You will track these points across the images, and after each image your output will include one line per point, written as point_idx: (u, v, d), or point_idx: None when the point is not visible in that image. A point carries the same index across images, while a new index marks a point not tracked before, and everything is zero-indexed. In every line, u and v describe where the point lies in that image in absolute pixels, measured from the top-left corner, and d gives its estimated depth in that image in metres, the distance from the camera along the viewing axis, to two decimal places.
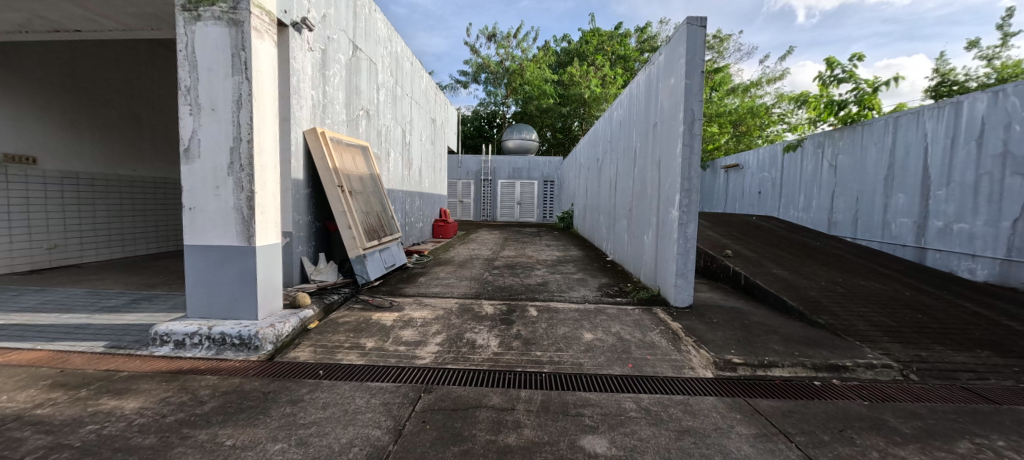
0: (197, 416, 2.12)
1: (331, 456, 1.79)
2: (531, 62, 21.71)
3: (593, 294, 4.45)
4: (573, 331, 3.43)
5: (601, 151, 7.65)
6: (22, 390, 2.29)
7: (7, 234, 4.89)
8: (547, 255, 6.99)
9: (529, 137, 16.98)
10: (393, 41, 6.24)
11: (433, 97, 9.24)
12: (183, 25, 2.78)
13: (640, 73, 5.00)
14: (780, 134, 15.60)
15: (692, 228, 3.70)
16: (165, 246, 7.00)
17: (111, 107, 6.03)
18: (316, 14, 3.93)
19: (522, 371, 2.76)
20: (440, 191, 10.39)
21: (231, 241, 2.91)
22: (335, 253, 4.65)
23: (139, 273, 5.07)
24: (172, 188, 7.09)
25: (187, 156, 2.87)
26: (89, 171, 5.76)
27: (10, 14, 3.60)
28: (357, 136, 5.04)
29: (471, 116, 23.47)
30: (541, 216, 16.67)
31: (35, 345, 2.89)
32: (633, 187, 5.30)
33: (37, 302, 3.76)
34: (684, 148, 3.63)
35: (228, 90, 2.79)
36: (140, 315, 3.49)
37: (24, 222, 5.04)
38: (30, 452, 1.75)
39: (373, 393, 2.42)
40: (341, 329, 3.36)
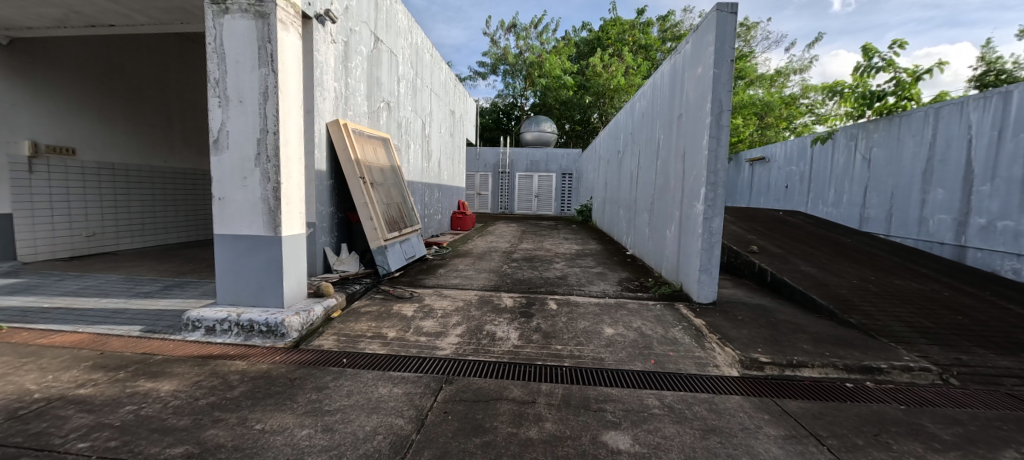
0: (227, 400, 2.21)
1: (355, 444, 1.84)
2: (550, 53, 21.38)
3: (613, 288, 4.38)
4: (594, 325, 3.39)
5: (621, 144, 7.59)
6: (65, 370, 2.44)
7: (49, 221, 5.12)
8: (566, 248, 6.94)
9: (548, 130, 16.96)
10: (413, 33, 6.24)
11: (453, 89, 9.23)
12: (211, 19, 2.82)
13: (665, 64, 4.87)
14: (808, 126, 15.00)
15: (718, 222, 3.59)
16: (195, 235, 7.24)
17: (142, 100, 6.18)
18: (338, 6, 3.92)
19: (542, 364, 2.74)
20: (458, 183, 10.37)
21: (257, 231, 2.97)
22: (356, 244, 4.69)
23: (170, 261, 5.26)
24: (202, 179, 7.29)
25: (215, 147, 2.93)
26: (123, 163, 5.96)
27: (49, 9, 3.72)
28: (378, 128, 5.05)
29: (489, 109, 23.45)
30: (559, 208, 16.51)
31: (77, 327, 3.03)
32: (656, 179, 5.18)
33: (79, 287, 3.94)
34: (711, 140, 3.51)
35: (255, 82, 2.83)
36: (172, 301, 3.63)
37: (65, 211, 5.28)
38: (74, 430, 1.90)
39: (396, 383, 2.46)
40: (363, 318, 3.40)
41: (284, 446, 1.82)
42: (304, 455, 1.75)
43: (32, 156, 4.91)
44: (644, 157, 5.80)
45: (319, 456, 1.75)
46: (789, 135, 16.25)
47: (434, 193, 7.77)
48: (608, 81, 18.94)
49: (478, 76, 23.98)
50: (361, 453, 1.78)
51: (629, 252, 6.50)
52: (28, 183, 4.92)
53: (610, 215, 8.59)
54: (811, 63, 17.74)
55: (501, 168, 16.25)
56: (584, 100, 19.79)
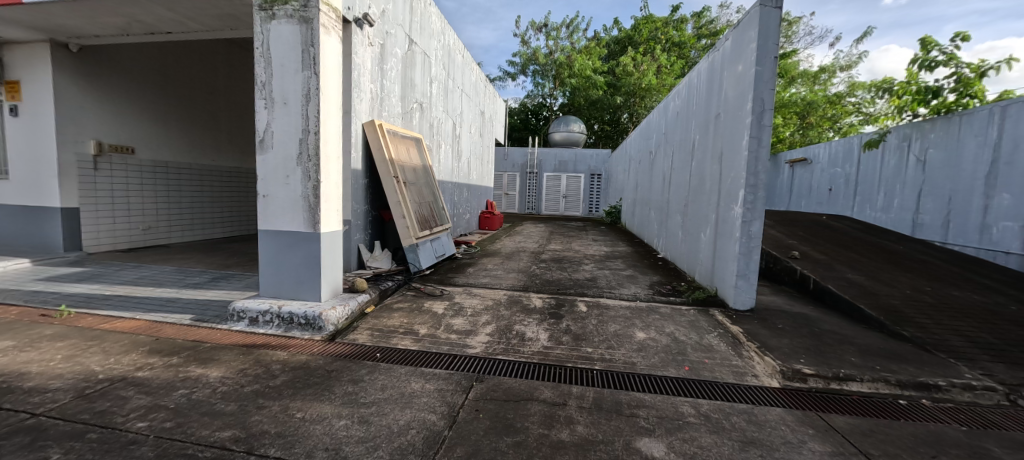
0: (270, 388, 2.31)
1: (390, 437, 1.88)
2: (580, 52, 21.19)
3: (645, 292, 4.29)
4: (624, 329, 3.32)
5: (653, 144, 7.42)
6: (126, 354, 2.63)
7: (111, 215, 5.53)
8: (595, 250, 6.84)
9: (576, 130, 16.89)
10: (445, 35, 6.34)
11: (483, 90, 9.30)
12: (260, 25, 2.96)
13: (703, 62, 4.72)
14: (855, 125, 14.30)
15: (757, 227, 3.45)
16: (238, 230, 7.62)
17: (193, 102, 6.56)
18: (376, 10, 4.02)
19: (573, 366, 2.72)
20: (487, 183, 10.44)
21: (298, 227, 3.09)
22: (389, 241, 4.80)
23: (217, 254, 5.55)
24: (246, 178, 7.67)
25: (261, 146, 3.07)
26: (176, 161, 6.35)
27: (114, 19, 4.00)
28: (411, 128, 5.15)
29: (518, 109, 23.52)
30: (587, 209, 16.32)
31: (135, 314, 3.26)
32: (690, 180, 5.03)
33: (136, 277, 4.22)
34: (752, 140, 3.38)
35: (298, 85, 2.94)
36: (219, 292, 3.83)
37: (125, 206, 5.68)
38: (134, 410, 2.04)
39: (428, 379, 2.50)
40: (395, 314, 3.48)
41: (323, 435, 1.88)
42: (343, 445, 1.80)
43: (97, 155, 5.31)
44: (678, 158, 5.65)
45: (356, 447, 1.80)
46: (833, 135, 15.46)
47: (463, 192, 7.86)
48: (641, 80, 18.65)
49: (507, 76, 24.07)
50: (396, 446, 1.81)
51: (660, 256, 6.34)
52: (94, 180, 5.32)
53: (641, 217, 8.42)
54: (860, 59, 16.75)
55: (529, 168, 16.27)
56: (614, 100, 19.53)
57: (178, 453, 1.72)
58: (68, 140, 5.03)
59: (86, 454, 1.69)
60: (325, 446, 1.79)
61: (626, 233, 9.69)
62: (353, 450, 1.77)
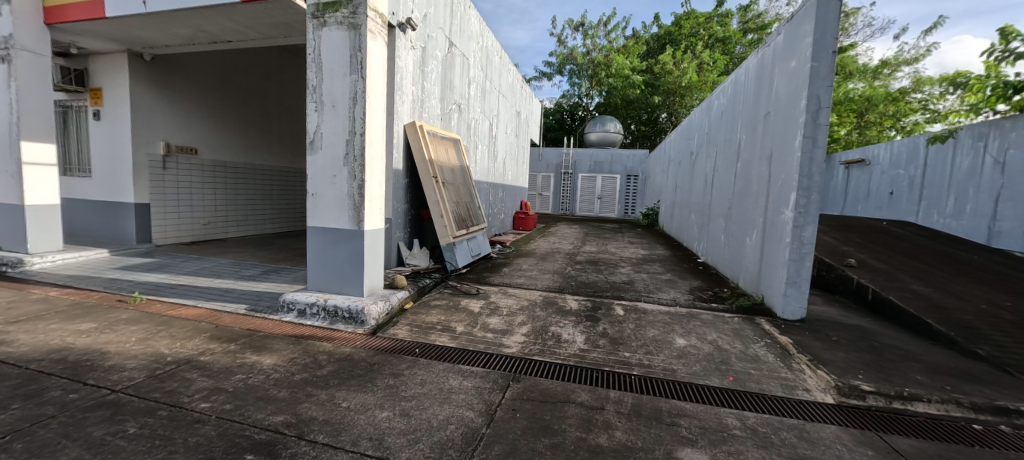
0: (317, 377, 2.43)
1: (430, 431, 1.93)
2: (617, 51, 20.82)
3: (685, 297, 4.15)
4: (664, 335, 3.23)
5: (694, 145, 7.17)
6: (190, 339, 2.85)
7: (176, 210, 6.01)
8: (631, 252, 6.69)
9: (613, 131, 16.63)
10: (484, 37, 6.41)
11: (519, 90, 9.34)
12: (312, 32, 3.13)
13: (752, 58, 4.50)
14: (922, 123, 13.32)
15: (810, 232, 3.25)
16: (285, 226, 8.07)
17: (248, 106, 6.99)
18: (419, 14, 4.13)
19: (610, 370, 2.67)
20: (521, 183, 10.47)
21: (343, 224, 3.23)
22: (427, 239, 4.92)
23: (268, 249, 5.90)
24: (293, 177, 8.10)
25: (311, 147, 3.24)
26: (233, 161, 6.81)
27: (183, 30, 4.33)
28: (449, 129, 5.25)
29: (553, 110, 23.39)
30: (622, 211, 16.00)
31: (197, 302, 3.52)
32: (735, 182, 4.81)
33: (198, 268, 4.56)
34: (805, 140, 3.20)
35: (346, 88, 3.07)
36: (270, 284, 4.07)
37: (188, 202, 6.16)
38: (198, 391, 2.20)
39: (466, 376, 2.54)
40: (433, 311, 3.56)
41: (367, 425, 1.96)
42: (386, 436, 1.86)
43: (166, 155, 5.78)
44: (722, 159, 5.43)
45: (398, 439, 1.85)
46: (895, 134, 14.37)
47: (498, 193, 7.93)
48: (679, 78, 18.34)
49: (543, 76, 24.01)
50: (436, 440, 1.85)
51: (700, 260, 6.11)
52: (163, 178, 5.79)
53: (680, 219, 8.15)
54: (929, 50, 15.39)
55: (563, 169, 16.19)
56: (652, 99, 19.06)
57: (237, 434, 1.84)
58: (141, 141, 5.52)
59: (158, 429, 1.84)
60: (369, 436, 1.85)
61: (663, 236, 9.42)
62: (395, 441, 1.83)
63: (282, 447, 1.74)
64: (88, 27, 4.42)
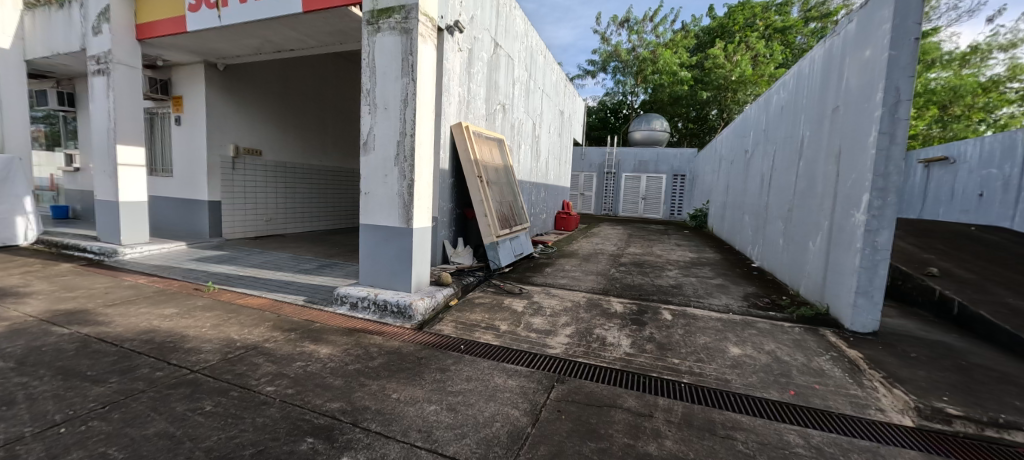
0: (369, 368, 2.55)
1: (476, 427, 1.96)
2: (664, 46, 20.07)
3: (738, 303, 3.94)
4: (715, 342, 3.09)
5: (750, 142, 6.76)
6: (256, 327, 3.09)
7: (243, 207, 6.54)
8: (678, 255, 6.45)
9: (659, 129, 16.12)
10: (528, 37, 6.42)
11: (562, 89, 9.27)
12: (367, 38, 3.29)
13: (819, 48, 4.18)
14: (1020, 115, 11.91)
15: (886, 237, 2.97)
16: (339, 223, 8.52)
17: (306, 110, 7.44)
18: (466, 16, 4.20)
19: (658, 376, 2.59)
20: (563, 183, 10.39)
21: (393, 222, 3.36)
22: (471, 238, 5.02)
23: (323, 244, 6.26)
24: (346, 176, 8.53)
25: (365, 148, 3.39)
26: (292, 162, 7.28)
27: (252, 41, 4.69)
28: (494, 129, 5.30)
29: (596, 108, 22.74)
30: (667, 212, 15.46)
31: (262, 293, 3.81)
32: (797, 181, 4.49)
33: (262, 261, 4.94)
34: (881, 137, 2.93)
35: (398, 91, 3.19)
36: (325, 278, 4.33)
37: (253, 200, 6.68)
38: (263, 376, 2.38)
39: (510, 374, 2.56)
40: (477, 309, 3.62)
41: (416, 417, 2.02)
42: (434, 429, 1.92)
43: (235, 157, 6.30)
44: (782, 157, 5.08)
45: (446, 432, 1.90)
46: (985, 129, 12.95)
47: (540, 193, 7.92)
48: (729, 73, 17.32)
49: (586, 74, 23.67)
50: (482, 437, 1.87)
51: (754, 265, 5.77)
52: (232, 178, 6.32)
53: (732, 221, 7.74)
54: None
55: (606, 168, 15.91)
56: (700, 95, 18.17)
57: (298, 417, 1.97)
58: (214, 144, 6.05)
59: (230, 408, 2.01)
60: (419, 428, 1.91)
61: (712, 238, 8.99)
62: (443, 435, 1.87)
63: (339, 432, 1.84)
64: (171, 41, 4.90)
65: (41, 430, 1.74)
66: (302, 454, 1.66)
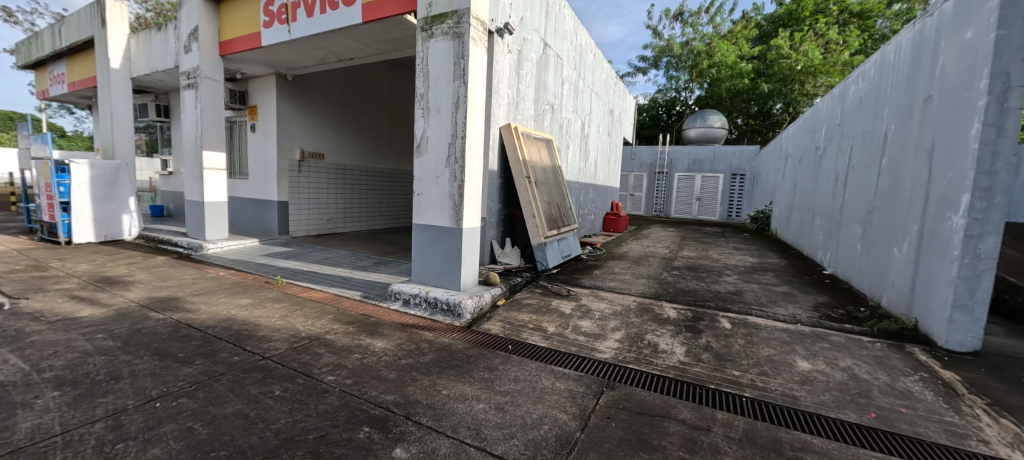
0: (422, 363, 2.65)
1: (524, 428, 1.97)
2: (722, 38, 18.94)
3: (806, 314, 3.65)
4: (781, 355, 2.87)
5: (822, 138, 6.21)
6: (319, 319, 3.33)
7: (308, 208, 7.05)
8: (736, 260, 6.09)
9: (715, 125, 15.29)
10: (578, 35, 6.34)
11: (612, 86, 9.06)
12: (421, 44, 3.41)
13: (907, 31, 3.75)
14: None
15: (991, 244, 2.62)
16: (392, 223, 8.93)
17: (363, 115, 7.87)
18: (516, 18, 4.23)
19: (715, 388, 2.45)
20: (612, 183, 10.16)
21: (444, 222, 3.47)
22: (519, 239, 5.06)
23: (379, 243, 6.60)
24: (399, 178, 8.92)
25: (418, 151, 3.52)
26: (350, 165, 7.73)
27: (317, 52, 5.03)
28: (542, 130, 5.30)
29: (647, 105, 21.93)
30: (724, 214, 14.57)
31: (324, 287, 4.10)
32: (879, 181, 4.05)
33: (325, 258, 5.31)
34: (985, 129, 2.58)
35: (450, 94, 3.29)
36: (380, 275, 4.57)
37: (316, 201, 7.18)
38: (325, 365, 2.56)
39: (558, 377, 2.55)
40: (524, 310, 3.66)
41: (466, 415, 2.07)
42: (483, 428, 1.95)
43: (300, 160, 6.81)
44: (861, 153, 4.61)
45: (495, 432, 1.92)
46: None
47: (588, 193, 7.81)
48: (797, 62, 16.13)
49: (636, 71, 22.94)
50: (530, 439, 1.88)
51: (825, 272, 5.30)
52: (299, 180, 6.84)
53: (799, 224, 7.15)
54: None
55: (658, 168, 15.37)
56: (761, 89, 17.19)
57: (357, 407, 2.09)
58: (283, 149, 6.57)
59: (297, 394, 2.18)
60: (469, 426, 1.96)
61: (775, 243, 8.35)
62: (492, 434, 1.91)
63: (393, 424, 1.94)
64: (248, 56, 5.40)
65: (141, 403, 2.01)
66: (360, 442, 1.77)
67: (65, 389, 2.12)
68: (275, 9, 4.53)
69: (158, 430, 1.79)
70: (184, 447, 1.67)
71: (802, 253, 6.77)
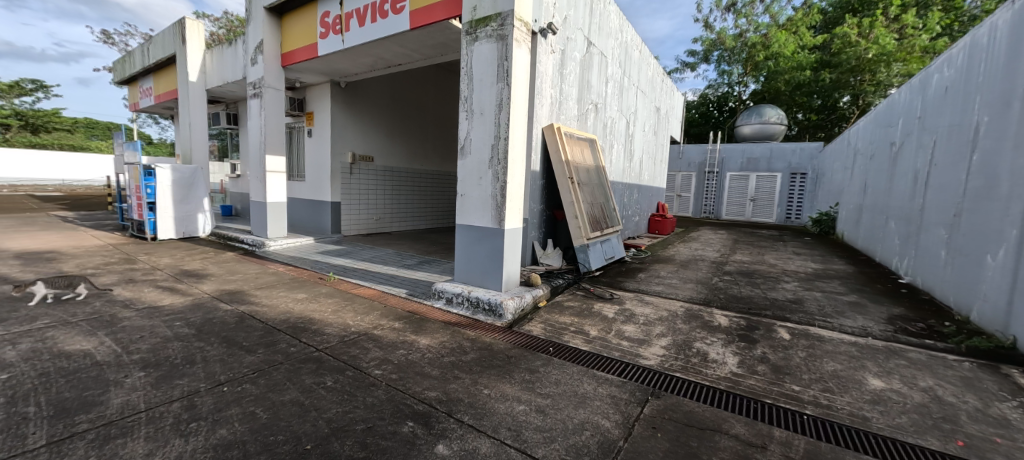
0: (464, 362, 2.69)
1: (566, 433, 1.93)
2: (780, 28, 17.68)
3: (877, 327, 3.32)
4: (848, 371, 2.62)
5: (898, 133, 5.64)
6: (367, 314, 3.49)
7: (358, 208, 7.40)
8: (795, 265, 5.67)
9: (773, 121, 14.35)
10: (623, 32, 6.18)
11: (659, 83, 8.76)
12: (466, 48, 3.47)
13: (1003, 11, 3.32)
14: None
15: None
16: (435, 223, 9.18)
17: (410, 118, 8.14)
18: (559, 18, 4.19)
19: (771, 403, 2.27)
20: (657, 184, 9.83)
21: (486, 223, 3.51)
22: (561, 240, 5.03)
23: (424, 242, 6.82)
24: (443, 179, 9.15)
25: (462, 152, 3.59)
26: (397, 167, 8.03)
27: (368, 59, 5.28)
28: (586, 129, 5.22)
29: (697, 102, 20.93)
30: (782, 216, 13.62)
31: (372, 284, 4.29)
32: (970, 180, 3.61)
33: (373, 256, 5.55)
34: None
35: (493, 96, 3.32)
36: (424, 273, 4.71)
37: (365, 201, 7.52)
38: (373, 359, 2.67)
39: (600, 382, 2.49)
40: (566, 312, 3.62)
41: (506, 415, 2.07)
42: (523, 429, 1.94)
43: (352, 163, 7.15)
44: (946, 149, 4.14)
45: (535, 434, 1.91)
46: None
47: (633, 194, 7.61)
48: (866, 50, 14.94)
49: (684, 67, 22.06)
50: (571, 444, 1.85)
51: (901, 280, 4.80)
52: (350, 182, 7.19)
53: (870, 227, 6.53)
54: None
55: (708, 167, 14.64)
56: (824, 80, 16.02)
57: (402, 401, 2.16)
58: (335, 152, 6.95)
59: (346, 386, 2.28)
60: (510, 427, 1.96)
61: (841, 248, 7.67)
62: (532, 436, 1.89)
63: (436, 420, 1.97)
64: (305, 66, 5.78)
65: (212, 387, 2.19)
66: (404, 436, 1.82)
67: (149, 370, 2.37)
68: (331, 20, 4.82)
69: (225, 412, 1.95)
70: (248, 429, 1.80)
71: (873, 259, 6.18)
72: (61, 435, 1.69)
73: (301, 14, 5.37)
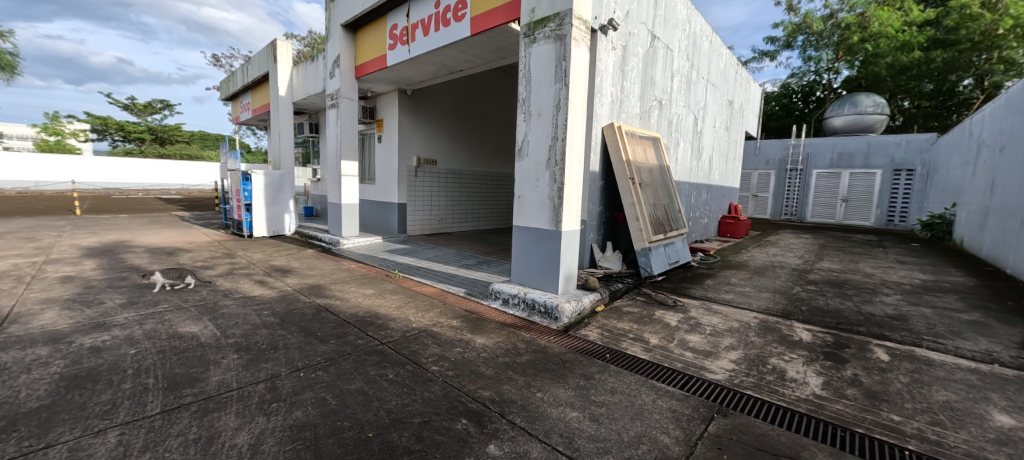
0: (519, 363, 2.68)
1: (621, 445, 1.83)
2: (881, 4, 15.65)
3: (1009, 353, 2.75)
4: (967, 404, 2.18)
5: None
6: (427, 311, 3.64)
7: (421, 208, 7.76)
8: (898, 276, 4.93)
9: (869, 111, 12.74)
10: (691, 23, 5.85)
11: (733, 75, 8.16)
12: (524, 50, 3.50)
13: None
14: None
15: None
16: (493, 224, 9.35)
17: (470, 122, 8.40)
18: (621, 13, 4.07)
19: (864, 434, 1.94)
20: (730, 183, 9.16)
21: (542, 224, 3.50)
22: (621, 243, 4.86)
23: (483, 243, 6.96)
24: (500, 181, 9.30)
25: (519, 154, 3.61)
26: (457, 169, 8.32)
27: (433, 67, 5.54)
28: (649, 127, 5.01)
29: (776, 93, 19.27)
30: (881, 219, 11.98)
31: (433, 283, 4.47)
32: None
33: (433, 255, 5.79)
34: None
35: (551, 97, 3.30)
36: (482, 273, 4.81)
37: (428, 202, 7.87)
38: (431, 355, 2.76)
39: (660, 394, 2.34)
40: (625, 318, 3.48)
41: (559, 421, 2.01)
42: (576, 437, 1.87)
43: (416, 166, 7.53)
44: None
45: (588, 444, 1.82)
46: None
47: (701, 194, 7.16)
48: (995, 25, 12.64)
49: (762, 56, 20.38)
50: (626, 457, 1.74)
51: None
52: (414, 184, 7.58)
53: (999, 232, 5.50)
54: None
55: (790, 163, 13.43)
56: (936, 61, 13.82)
57: (456, 398, 2.19)
58: (401, 156, 7.36)
59: (406, 379, 2.38)
60: (562, 433, 1.90)
61: (960, 256, 6.52)
62: (585, 446, 1.81)
63: (488, 420, 1.98)
64: (375, 76, 6.21)
65: (290, 371, 2.40)
66: (458, 433, 1.85)
67: (242, 353, 2.67)
68: (399, 32, 5.14)
69: (301, 396, 2.12)
70: (319, 413, 1.94)
71: (1003, 270, 5.20)
72: (171, 405, 1.95)
73: (372, 29, 5.79)
